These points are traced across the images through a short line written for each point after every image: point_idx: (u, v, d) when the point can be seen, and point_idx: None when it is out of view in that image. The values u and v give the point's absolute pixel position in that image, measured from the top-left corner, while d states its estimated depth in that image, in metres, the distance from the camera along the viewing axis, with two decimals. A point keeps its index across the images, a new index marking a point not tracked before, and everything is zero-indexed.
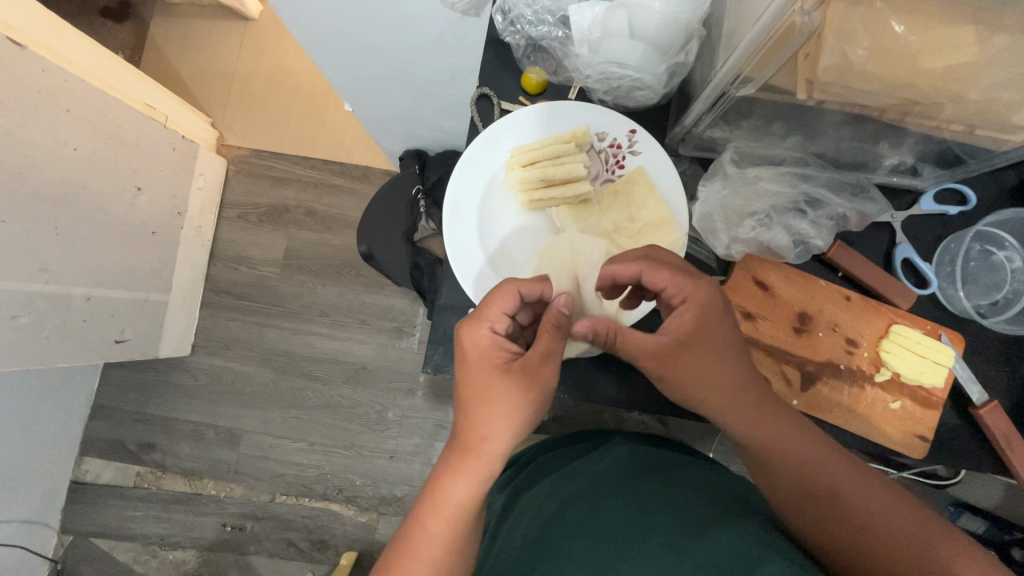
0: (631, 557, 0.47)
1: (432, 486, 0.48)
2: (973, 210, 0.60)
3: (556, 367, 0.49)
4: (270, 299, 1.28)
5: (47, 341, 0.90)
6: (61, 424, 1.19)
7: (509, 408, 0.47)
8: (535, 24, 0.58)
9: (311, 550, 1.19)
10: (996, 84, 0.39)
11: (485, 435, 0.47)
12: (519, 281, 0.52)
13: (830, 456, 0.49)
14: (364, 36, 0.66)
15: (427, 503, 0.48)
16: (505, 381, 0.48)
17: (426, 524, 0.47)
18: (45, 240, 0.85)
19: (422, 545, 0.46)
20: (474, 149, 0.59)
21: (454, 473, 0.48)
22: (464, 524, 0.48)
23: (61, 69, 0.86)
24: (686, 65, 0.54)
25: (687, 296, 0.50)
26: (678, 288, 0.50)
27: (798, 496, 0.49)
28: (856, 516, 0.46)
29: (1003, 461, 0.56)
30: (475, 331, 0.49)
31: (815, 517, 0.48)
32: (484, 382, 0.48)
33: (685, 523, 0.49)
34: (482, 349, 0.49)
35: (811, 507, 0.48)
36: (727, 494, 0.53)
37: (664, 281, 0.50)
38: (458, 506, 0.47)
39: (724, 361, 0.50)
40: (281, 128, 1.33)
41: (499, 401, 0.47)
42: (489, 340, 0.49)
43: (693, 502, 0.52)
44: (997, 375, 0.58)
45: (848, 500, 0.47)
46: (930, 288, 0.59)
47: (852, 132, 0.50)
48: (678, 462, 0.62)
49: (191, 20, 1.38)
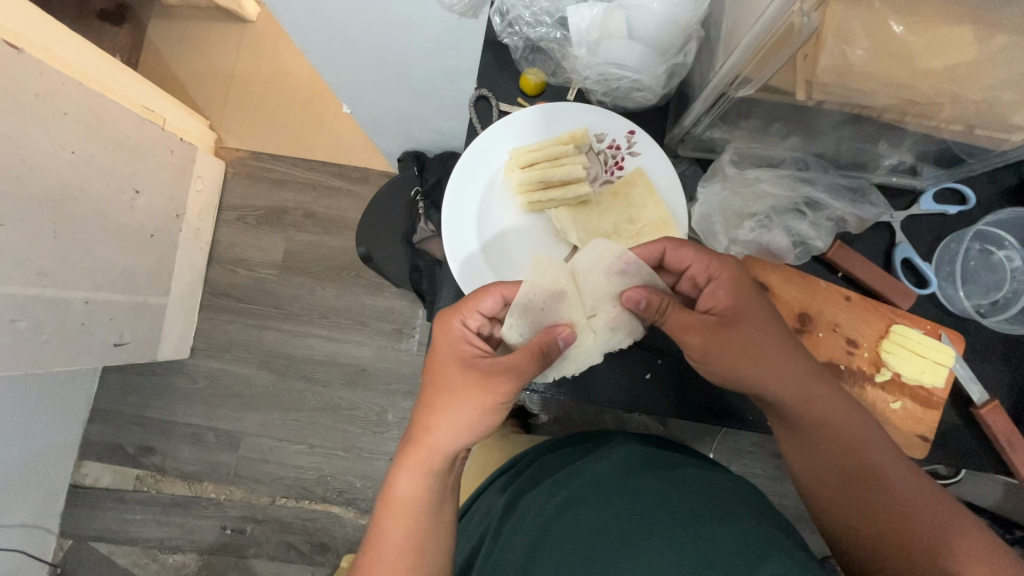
0: (632, 558, 0.47)
1: (387, 485, 0.51)
2: (973, 210, 0.59)
3: (513, 375, 0.49)
4: (270, 302, 1.28)
5: (46, 345, 0.90)
6: (60, 428, 1.19)
7: (456, 405, 0.49)
8: (532, 25, 0.57)
9: (311, 553, 1.19)
10: (995, 84, 0.39)
11: (429, 427, 0.50)
12: (506, 283, 0.53)
13: (869, 444, 0.49)
14: (363, 39, 0.66)
15: (383, 505, 0.50)
16: (459, 374, 0.50)
17: (382, 524, 0.49)
18: (44, 244, 0.85)
19: (381, 545, 0.49)
20: (472, 151, 0.59)
21: (401, 469, 0.50)
22: (418, 524, 0.49)
23: (59, 73, 0.85)
24: (685, 65, 0.54)
25: (713, 273, 0.52)
26: (704, 264, 0.52)
27: (844, 477, 0.49)
28: (894, 505, 0.46)
29: (1004, 461, 0.56)
30: (448, 323, 0.52)
31: (855, 502, 0.48)
32: (446, 372, 0.50)
33: (664, 526, 0.49)
34: (451, 340, 0.52)
35: (852, 494, 0.48)
36: (706, 493, 0.53)
37: (688, 259, 0.53)
38: (409, 505, 0.49)
39: (766, 339, 0.50)
40: (280, 130, 1.33)
41: (448, 395, 0.49)
42: (458, 333, 0.52)
43: (668, 502, 0.52)
44: (998, 374, 0.58)
45: (885, 488, 0.48)
46: (930, 288, 0.59)
47: (852, 131, 0.50)
48: (679, 462, 0.62)
49: (190, 22, 1.37)
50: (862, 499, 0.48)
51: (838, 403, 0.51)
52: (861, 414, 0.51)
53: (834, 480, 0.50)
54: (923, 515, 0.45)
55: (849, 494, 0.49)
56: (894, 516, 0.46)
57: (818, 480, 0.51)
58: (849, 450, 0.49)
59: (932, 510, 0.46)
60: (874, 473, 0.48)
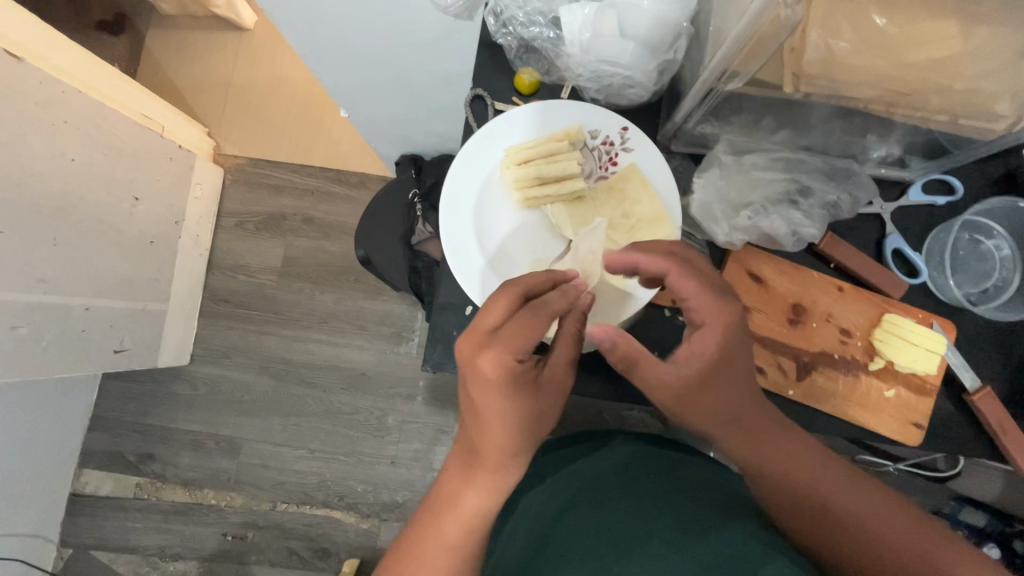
0: (637, 562, 0.48)
1: (446, 491, 0.49)
2: (961, 200, 0.60)
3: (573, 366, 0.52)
4: (269, 307, 1.29)
5: (46, 351, 0.90)
6: (60, 436, 1.19)
7: (538, 421, 0.48)
8: (526, 25, 0.59)
9: (312, 558, 1.19)
10: (978, 72, 0.40)
11: (514, 452, 0.48)
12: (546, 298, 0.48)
13: (825, 474, 0.51)
14: (359, 42, 0.67)
15: (438, 508, 0.49)
16: (530, 399, 0.47)
17: (437, 529, 0.48)
18: (43, 252, 0.85)
19: (435, 550, 0.47)
20: (469, 148, 0.60)
21: (467, 482, 0.49)
22: (478, 531, 0.49)
23: (58, 81, 0.86)
24: (676, 62, 0.55)
25: (707, 318, 0.49)
26: (700, 306, 0.49)
27: (803, 511, 0.50)
28: (859, 531, 0.48)
29: (998, 447, 0.57)
30: (507, 363, 0.45)
31: (813, 530, 0.49)
32: (514, 406, 0.46)
33: (689, 530, 0.49)
34: (505, 374, 0.45)
35: (807, 519, 0.50)
36: (728, 501, 0.54)
37: (688, 297, 0.49)
38: (471, 516, 0.48)
39: (733, 392, 0.50)
40: (278, 137, 1.34)
41: (528, 419, 0.47)
42: (517, 367, 0.45)
43: (699, 506, 0.53)
44: (990, 362, 0.59)
45: (848, 516, 0.48)
46: (921, 277, 0.60)
47: (841, 125, 0.51)
48: (682, 461, 0.62)
49: (186, 32, 1.39)
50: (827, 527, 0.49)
51: (780, 444, 0.52)
52: (810, 446, 0.52)
53: (793, 510, 0.50)
54: (891, 530, 0.47)
55: (811, 520, 0.49)
56: (859, 544, 0.47)
57: (778, 507, 0.52)
58: (799, 482, 0.51)
59: (900, 529, 0.47)
60: (829, 499, 0.50)
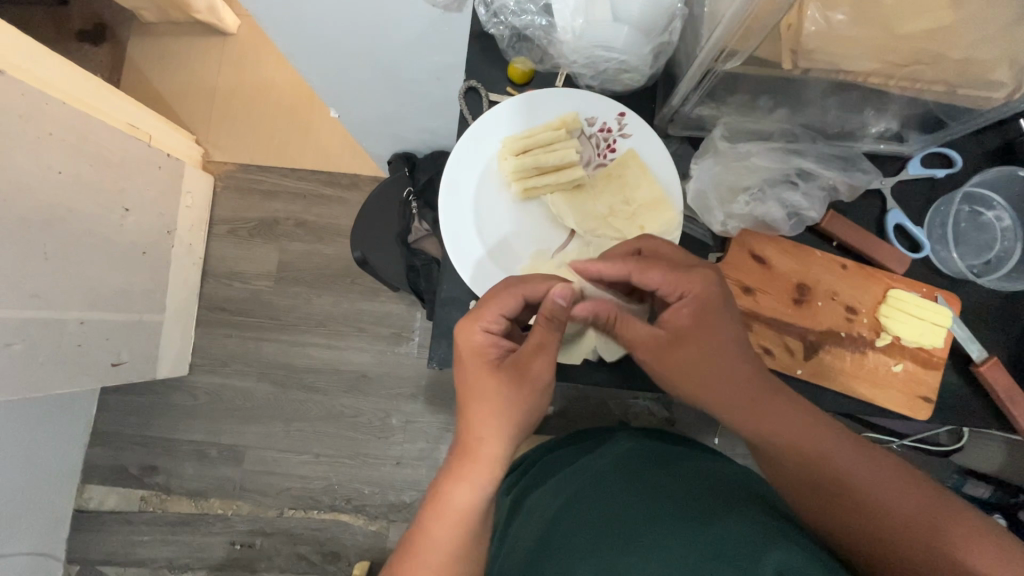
0: (633, 550, 0.48)
1: (438, 490, 0.49)
2: (960, 172, 0.60)
3: (550, 359, 0.51)
4: (266, 313, 1.28)
5: (43, 367, 0.89)
6: (61, 453, 1.18)
7: (496, 408, 0.49)
8: (517, 13, 0.58)
9: (322, 562, 1.18)
10: (972, 38, 0.40)
11: (481, 436, 0.49)
12: (520, 285, 0.53)
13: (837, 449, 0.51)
14: (347, 40, 0.66)
15: (431, 507, 0.49)
16: (492, 376, 0.50)
17: (430, 529, 0.48)
18: (34, 266, 0.84)
19: (430, 550, 0.47)
20: (465, 139, 0.59)
21: (455, 479, 0.49)
22: (470, 531, 0.48)
23: (40, 93, 0.84)
24: (670, 44, 0.54)
25: (683, 292, 0.52)
26: (674, 284, 0.52)
27: (814, 487, 0.51)
28: (865, 505, 0.48)
29: (1006, 416, 0.57)
30: (470, 331, 0.51)
31: (826, 503, 0.50)
32: (474, 376, 0.51)
33: (678, 517, 0.49)
34: (476, 348, 0.51)
35: (823, 501, 0.50)
36: (718, 485, 0.54)
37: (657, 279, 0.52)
38: (461, 511, 0.48)
39: (725, 360, 0.52)
40: (266, 141, 1.33)
41: (484, 398, 0.50)
42: (479, 340, 0.51)
43: (687, 492, 0.53)
44: (994, 333, 0.59)
45: (857, 491, 0.49)
46: (924, 252, 0.60)
47: (838, 100, 0.50)
48: (681, 454, 0.62)
49: (169, 38, 1.37)
50: (836, 502, 0.49)
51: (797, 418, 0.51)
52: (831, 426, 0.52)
53: (803, 486, 0.51)
54: (900, 508, 0.47)
55: (822, 496, 0.50)
56: (867, 519, 0.48)
57: (791, 483, 0.52)
58: (814, 462, 0.51)
59: (908, 503, 0.47)
60: (843, 479, 0.50)
